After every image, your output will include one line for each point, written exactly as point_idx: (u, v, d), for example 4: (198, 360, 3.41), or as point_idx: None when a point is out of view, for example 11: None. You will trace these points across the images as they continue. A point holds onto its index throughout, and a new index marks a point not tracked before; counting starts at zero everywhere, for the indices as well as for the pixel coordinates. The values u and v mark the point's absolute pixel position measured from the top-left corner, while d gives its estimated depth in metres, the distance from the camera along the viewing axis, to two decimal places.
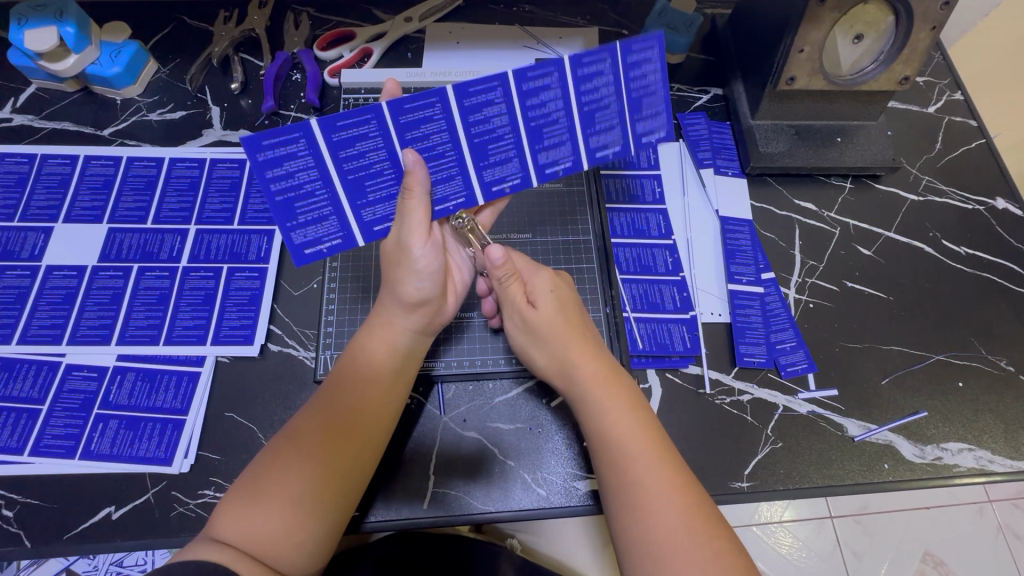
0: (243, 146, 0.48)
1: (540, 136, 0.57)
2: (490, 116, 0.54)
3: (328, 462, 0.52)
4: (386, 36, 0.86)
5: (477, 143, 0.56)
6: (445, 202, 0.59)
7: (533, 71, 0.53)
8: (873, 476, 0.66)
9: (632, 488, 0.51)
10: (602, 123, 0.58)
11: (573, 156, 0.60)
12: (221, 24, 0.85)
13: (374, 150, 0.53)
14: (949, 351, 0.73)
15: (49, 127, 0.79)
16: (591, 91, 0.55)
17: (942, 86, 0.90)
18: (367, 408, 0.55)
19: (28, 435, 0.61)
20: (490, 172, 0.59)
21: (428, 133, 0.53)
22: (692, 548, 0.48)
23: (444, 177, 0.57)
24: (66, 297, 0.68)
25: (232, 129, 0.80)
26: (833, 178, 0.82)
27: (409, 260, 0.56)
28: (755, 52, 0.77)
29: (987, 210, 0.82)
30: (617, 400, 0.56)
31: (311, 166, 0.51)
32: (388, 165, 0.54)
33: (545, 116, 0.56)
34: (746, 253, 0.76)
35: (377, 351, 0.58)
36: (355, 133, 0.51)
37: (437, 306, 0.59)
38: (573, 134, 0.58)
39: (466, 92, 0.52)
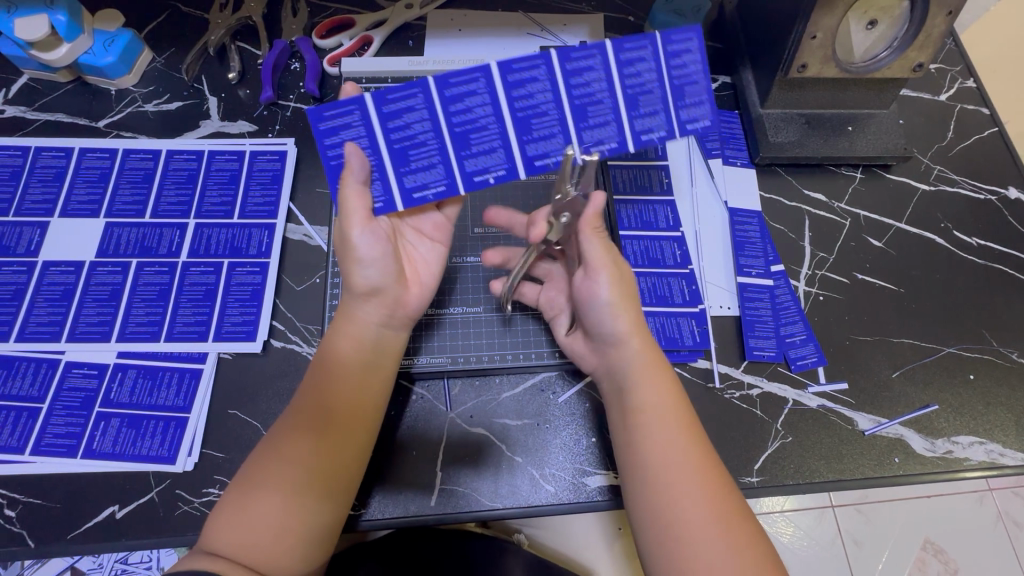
0: (307, 116, 0.53)
1: (584, 115, 0.55)
2: (534, 92, 0.54)
3: (314, 467, 0.51)
4: (386, 23, 0.84)
5: (519, 118, 0.55)
6: (483, 173, 0.57)
7: (631, 42, 0.53)
8: (883, 470, 0.65)
9: (672, 479, 0.52)
10: (645, 107, 0.56)
11: (617, 138, 0.56)
12: (217, 11, 0.83)
13: (421, 121, 0.54)
14: (961, 343, 0.72)
15: (43, 118, 0.77)
16: (633, 75, 0.54)
17: (954, 73, 0.88)
18: (348, 409, 0.55)
19: (29, 434, 0.61)
20: (534, 147, 0.56)
21: (472, 107, 0.54)
22: (714, 538, 0.48)
23: (486, 148, 0.56)
24: (64, 293, 0.67)
25: (230, 120, 0.78)
26: (844, 168, 0.81)
27: (354, 250, 0.56)
28: (765, 39, 0.75)
29: (999, 200, 0.80)
30: (659, 387, 0.56)
31: (363, 135, 0.54)
32: (432, 136, 0.55)
33: (588, 95, 0.54)
34: (755, 245, 0.75)
35: (344, 346, 0.56)
36: (402, 106, 0.53)
37: (391, 293, 0.58)
38: (621, 115, 0.56)
39: (511, 68, 0.52)
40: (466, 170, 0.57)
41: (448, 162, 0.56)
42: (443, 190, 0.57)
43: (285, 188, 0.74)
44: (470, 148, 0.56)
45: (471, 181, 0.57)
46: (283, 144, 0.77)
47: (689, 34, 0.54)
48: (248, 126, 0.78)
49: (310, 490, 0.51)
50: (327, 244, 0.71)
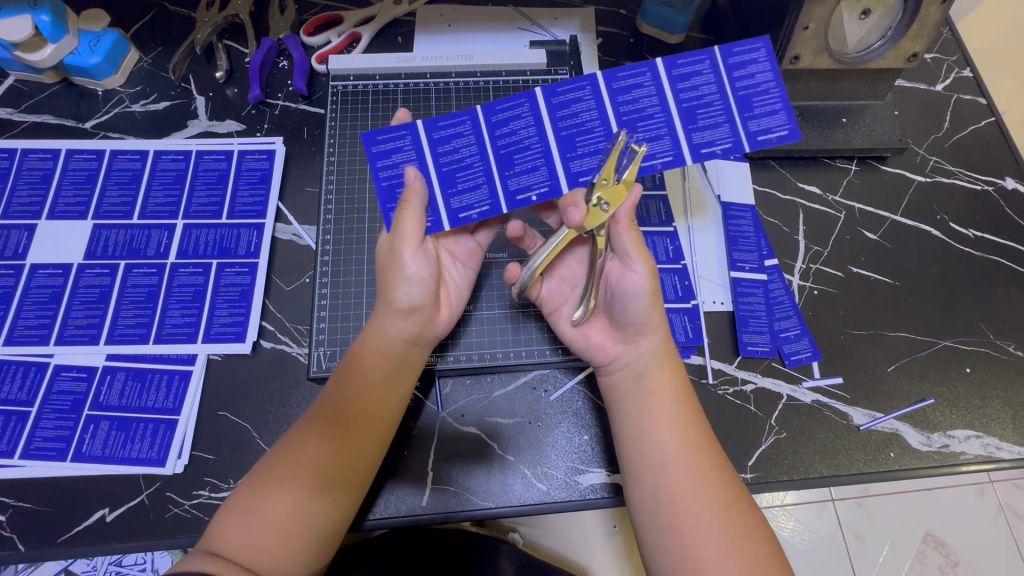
0: (362, 140, 0.56)
1: (632, 129, 0.56)
2: (580, 112, 0.56)
3: (323, 471, 0.52)
4: (375, 20, 0.83)
5: (565, 136, 0.57)
6: (525, 192, 0.57)
7: (624, 71, 0.56)
8: (878, 465, 0.65)
9: (674, 459, 0.52)
10: (705, 119, 0.55)
11: (673, 151, 0.56)
12: (204, 10, 0.82)
13: (468, 145, 0.57)
14: (957, 336, 0.71)
15: (30, 120, 0.76)
16: (689, 88, 0.56)
17: (950, 62, 0.87)
18: (367, 415, 0.55)
19: (19, 438, 0.60)
20: (577, 163, 0.57)
21: (517, 129, 0.56)
22: (717, 527, 0.49)
23: (530, 167, 0.57)
24: (52, 296, 0.66)
25: (218, 119, 0.78)
26: (839, 160, 0.80)
27: (400, 267, 0.57)
28: (757, 30, 0.74)
29: (995, 191, 0.79)
30: (665, 380, 0.57)
31: (413, 157, 0.57)
32: (479, 159, 0.57)
33: (639, 111, 0.56)
34: (748, 239, 0.74)
35: (371, 358, 0.57)
36: (452, 132, 0.57)
37: (428, 314, 0.59)
38: (675, 128, 0.56)
39: (555, 92, 0.56)
40: (510, 189, 0.57)
41: (493, 183, 0.57)
42: (486, 211, 0.57)
43: (274, 187, 0.74)
44: (514, 167, 0.57)
45: (515, 200, 0.57)
46: (272, 143, 0.76)
47: (755, 44, 0.55)
48: (236, 125, 0.77)
49: (318, 492, 0.51)
50: (316, 243, 0.71)
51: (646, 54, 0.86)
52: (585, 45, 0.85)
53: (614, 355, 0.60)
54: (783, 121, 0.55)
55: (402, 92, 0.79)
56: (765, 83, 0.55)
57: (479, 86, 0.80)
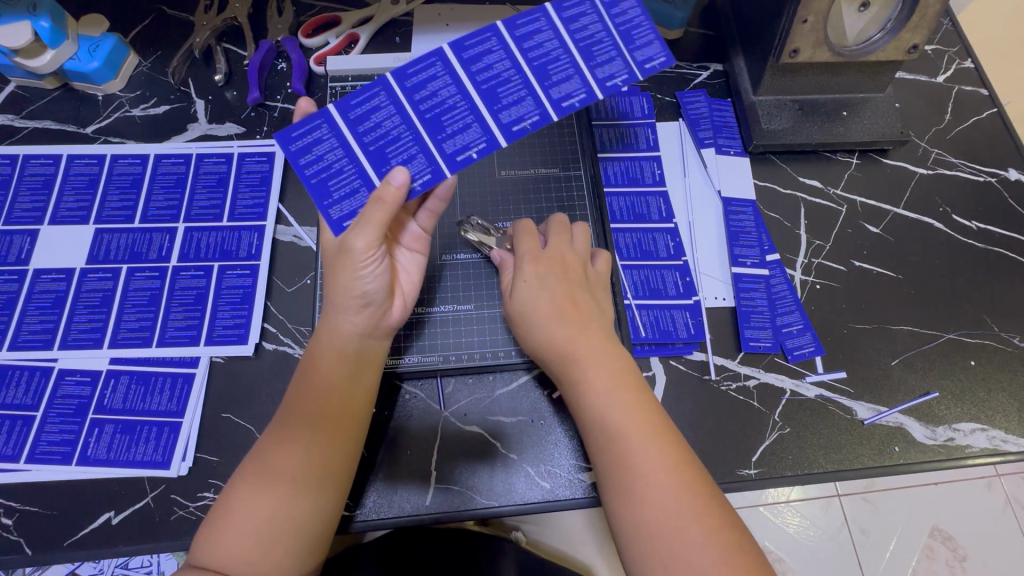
0: (277, 139, 0.52)
1: (546, 74, 0.55)
2: (491, 63, 0.55)
3: (298, 478, 0.52)
4: (372, 20, 0.83)
5: (485, 90, 0.54)
6: (465, 151, 0.54)
7: (521, 18, 0.55)
8: (882, 459, 0.65)
9: (626, 471, 0.51)
10: (602, 55, 0.55)
11: (587, 88, 0.55)
12: (202, 13, 0.82)
13: (388, 118, 0.54)
14: (961, 329, 0.71)
15: (31, 126, 0.77)
16: (580, 28, 0.55)
17: (952, 54, 0.87)
18: (336, 414, 0.55)
19: (24, 442, 0.61)
20: (506, 114, 0.54)
21: (436, 91, 0.54)
22: (683, 533, 0.47)
23: (460, 127, 0.54)
24: (55, 301, 0.67)
25: (218, 122, 0.78)
26: (839, 154, 0.80)
27: (351, 262, 0.54)
28: (756, 24, 0.74)
29: (998, 182, 0.79)
30: (601, 386, 0.55)
31: (338, 146, 0.53)
32: (405, 129, 0.54)
33: (545, 55, 0.55)
34: (749, 234, 0.74)
35: (328, 359, 0.56)
36: (368, 109, 0.54)
37: (382, 308, 0.58)
38: (580, 67, 0.55)
39: (462, 47, 0.54)
40: (446, 152, 0.54)
41: (427, 150, 0.54)
42: (429, 178, 0.54)
43: (274, 189, 0.74)
44: (445, 130, 0.54)
45: (455, 161, 0.54)
46: (271, 145, 0.76)
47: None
48: (236, 128, 0.77)
49: (295, 499, 0.51)
50: (316, 244, 0.71)
51: None
52: None
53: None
54: (661, 49, 0.56)
55: None
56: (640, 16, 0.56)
57: None
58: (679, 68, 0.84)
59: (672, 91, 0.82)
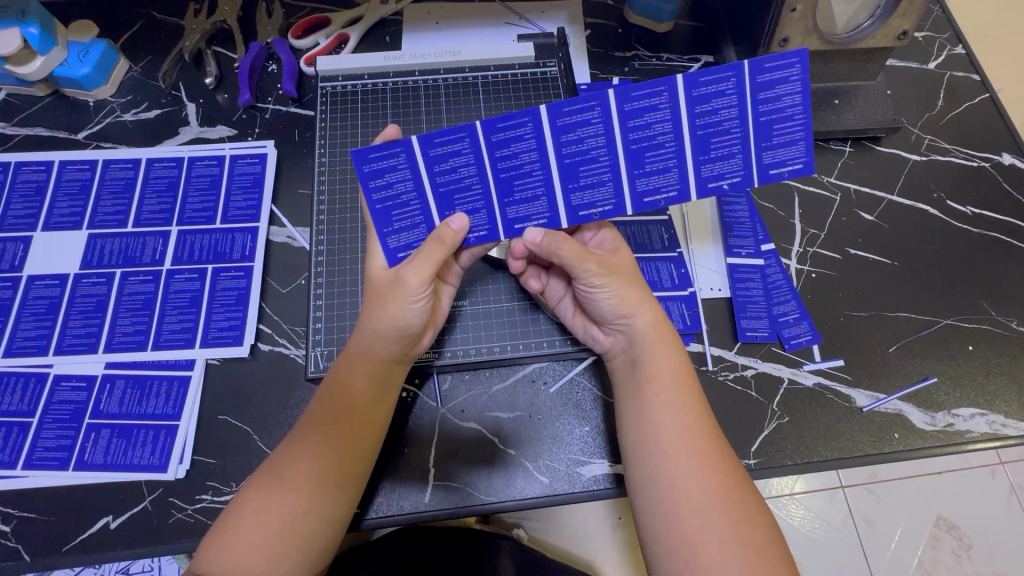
0: (352, 157, 0.51)
1: (640, 161, 0.52)
2: (585, 137, 0.51)
3: (312, 493, 0.51)
4: (362, 20, 0.84)
5: (567, 164, 0.53)
6: (523, 221, 0.56)
7: (638, 91, 0.49)
8: (883, 447, 0.64)
9: (665, 445, 0.52)
10: (717, 150, 0.51)
11: (678, 184, 0.53)
12: (192, 17, 0.82)
13: (466, 165, 0.53)
14: (959, 314, 0.70)
15: (22, 133, 0.77)
16: (709, 112, 0.49)
17: (942, 40, 0.87)
18: (355, 432, 0.55)
19: (20, 449, 0.60)
20: (579, 196, 0.54)
21: (519, 152, 0.52)
22: (711, 511, 0.49)
23: (529, 196, 0.55)
24: (50, 306, 0.67)
25: (209, 125, 0.78)
26: (832, 143, 0.80)
27: (401, 296, 0.55)
28: (745, 16, 0.75)
29: (992, 167, 0.79)
30: (667, 366, 0.56)
31: (410, 178, 0.53)
32: (479, 181, 0.54)
33: (648, 140, 0.51)
34: (744, 225, 0.74)
35: (357, 380, 0.56)
36: (450, 150, 0.52)
37: (417, 340, 0.59)
38: (686, 160, 0.52)
39: (561, 111, 0.50)
40: (507, 218, 0.56)
41: (490, 207, 0.55)
42: (484, 235, 0.57)
43: (267, 190, 0.74)
44: (514, 195, 0.55)
45: (513, 228, 0.57)
46: (263, 147, 0.76)
47: (790, 59, 0.47)
48: (228, 131, 0.77)
49: (307, 514, 0.51)
50: (310, 244, 0.71)
51: (635, 44, 0.86)
52: (573, 38, 0.85)
53: (609, 343, 0.62)
54: (800, 153, 0.51)
55: (391, 91, 0.78)
56: (791, 107, 0.49)
57: (468, 82, 0.80)
58: (669, 61, 0.85)
59: None
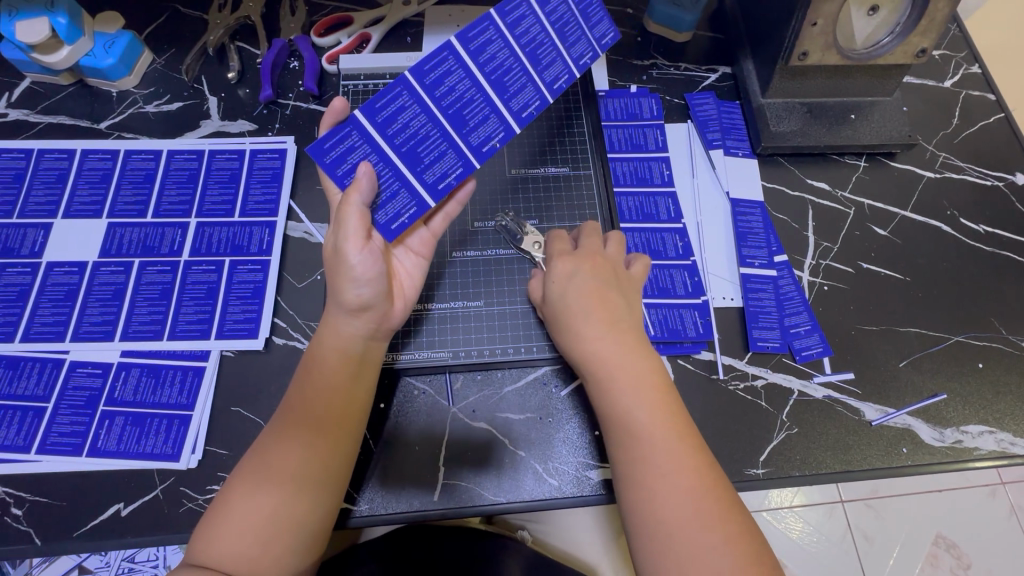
0: (311, 154, 0.53)
1: (537, 58, 0.58)
2: (493, 53, 0.56)
3: (301, 474, 0.52)
4: (384, 21, 0.85)
5: (494, 80, 0.56)
6: (488, 142, 0.59)
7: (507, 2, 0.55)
8: (891, 461, 0.65)
9: (647, 463, 0.52)
10: (574, 35, 0.60)
11: (567, 70, 0.61)
12: (216, 12, 0.83)
13: (415, 118, 0.54)
14: (970, 332, 0.71)
15: (46, 121, 0.77)
16: (552, 12, 0.58)
17: (959, 59, 0.87)
18: (336, 417, 0.55)
19: (35, 433, 0.61)
20: (515, 102, 0.58)
21: (453, 86, 0.55)
22: (696, 521, 0.49)
23: (480, 119, 0.57)
24: (68, 293, 0.67)
25: (230, 119, 0.78)
26: (847, 157, 0.80)
27: (347, 267, 0.55)
28: (765, 29, 0.76)
29: (1006, 186, 0.79)
30: (636, 381, 0.56)
31: (370, 152, 0.55)
32: (432, 126, 0.55)
33: (535, 40, 0.57)
34: (757, 236, 0.74)
35: (331, 359, 0.56)
36: (392, 109, 0.54)
37: (381, 309, 0.58)
38: (561, 50, 0.60)
39: (467, 37, 0.54)
40: (472, 145, 0.58)
41: (455, 145, 0.57)
42: (461, 172, 0.59)
43: (285, 185, 0.74)
44: (468, 124, 0.57)
45: (481, 152, 0.59)
46: (283, 142, 0.77)
47: None
48: (248, 125, 0.78)
49: (295, 498, 0.51)
50: None
51: (654, 53, 0.86)
52: None
53: None
54: (608, 28, 0.62)
55: None
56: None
57: None
58: (687, 70, 0.85)
59: (681, 93, 0.83)
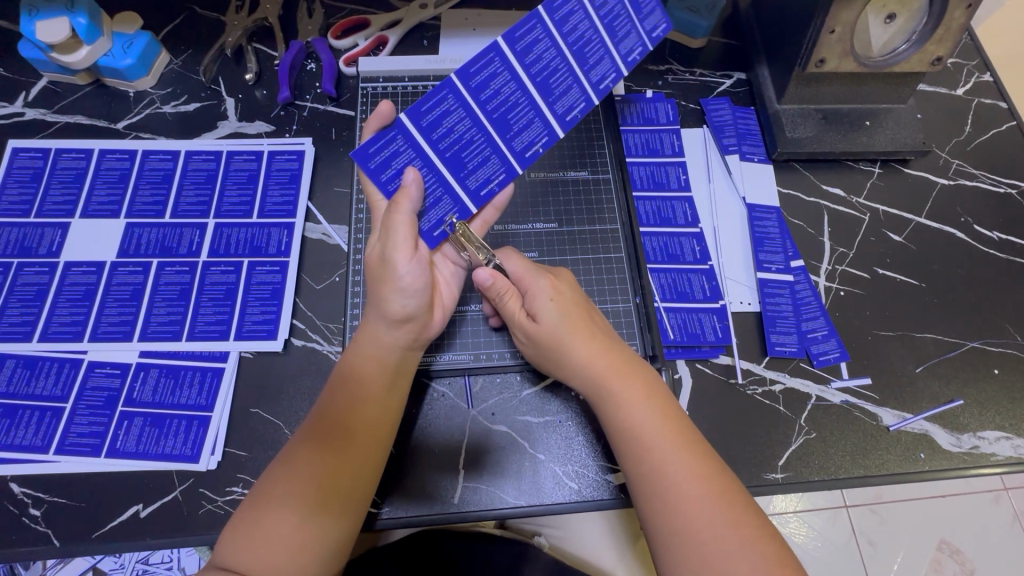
0: (355, 160, 0.55)
1: (584, 57, 0.57)
2: (540, 53, 0.55)
3: (329, 481, 0.52)
4: (401, 23, 0.85)
5: (539, 82, 0.56)
6: (532, 147, 0.59)
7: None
8: (908, 466, 0.65)
9: (662, 480, 0.52)
10: (622, 29, 0.57)
11: (615, 69, 0.58)
12: (233, 13, 0.83)
13: (459, 122, 0.55)
14: (985, 338, 0.71)
15: (63, 120, 0.77)
16: (602, 3, 0.55)
17: (970, 67, 0.88)
18: (368, 423, 0.55)
19: (53, 433, 0.61)
20: (561, 103, 0.58)
21: (498, 89, 0.55)
22: (726, 534, 0.48)
23: (525, 123, 0.58)
24: (86, 293, 0.67)
25: (247, 120, 0.79)
26: (862, 163, 0.81)
27: (393, 276, 0.55)
28: (781, 36, 0.77)
29: (1018, 193, 0.80)
30: (639, 392, 0.56)
31: (414, 157, 0.56)
32: (476, 131, 0.56)
33: (582, 37, 0.56)
34: (774, 241, 0.74)
35: (366, 366, 0.57)
36: (438, 113, 0.55)
37: (423, 321, 0.58)
38: (609, 46, 0.57)
39: (514, 37, 0.54)
40: (516, 150, 0.59)
41: (498, 150, 0.58)
42: (504, 177, 0.60)
43: (303, 187, 0.74)
44: (512, 128, 0.57)
45: (525, 157, 0.59)
46: (301, 143, 0.77)
47: None
48: (266, 127, 0.78)
49: (325, 504, 0.51)
50: (347, 243, 0.71)
51: (669, 58, 0.87)
52: None
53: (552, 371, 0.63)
54: (660, 18, 0.58)
55: None
56: None
57: None
58: (702, 76, 0.86)
59: (696, 98, 0.84)
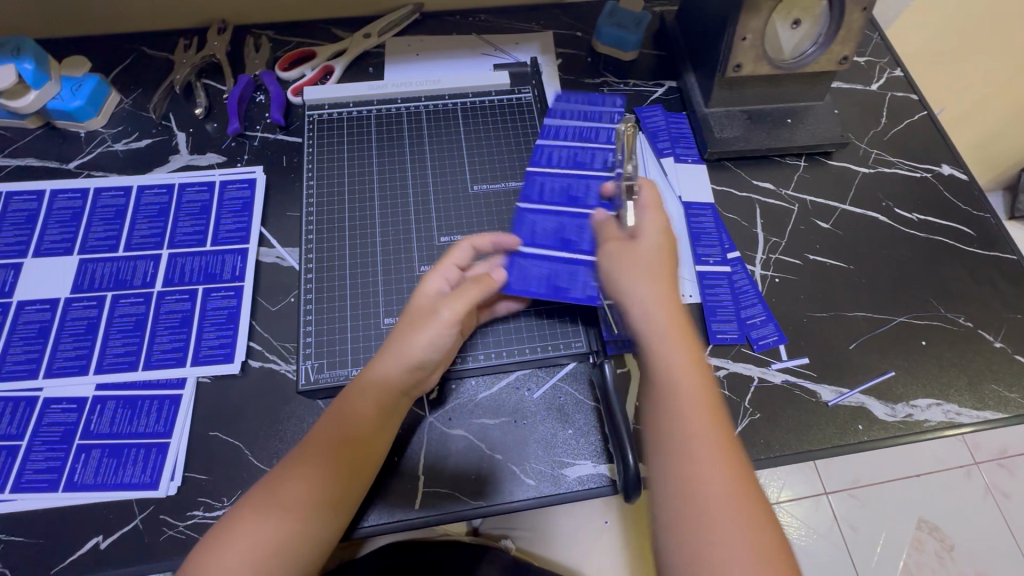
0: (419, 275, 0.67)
1: (581, 161, 0.76)
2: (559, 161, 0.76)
3: (311, 507, 0.53)
4: (346, 53, 0.89)
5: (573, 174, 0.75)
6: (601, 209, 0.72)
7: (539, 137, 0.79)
8: (848, 438, 0.68)
9: (685, 448, 0.48)
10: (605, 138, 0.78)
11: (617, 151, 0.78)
12: (182, 52, 0.87)
13: (548, 221, 0.71)
14: (912, 313, 0.76)
15: (14, 164, 0.79)
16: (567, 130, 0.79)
17: (882, 64, 0.95)
18: (358, 453, 0.56)
19: (9, 472, 0.61)
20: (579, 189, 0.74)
21: (554, 187, 0.74)
22: (738, 515, 0.45)
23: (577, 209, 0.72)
24: (40, 331, 0.68)
25: (199, 153, 0.81)
26: (789, 158, 0.86)
27: (428, 326, 0.60)
28: (703, 45, 0.82)
29: (933, 177, 0.86)
30: (687, 353, 0.53)
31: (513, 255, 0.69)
32: (558, 221, 0.71)
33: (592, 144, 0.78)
34: (711, 235, 0.79)
35: (367, 405, 0.57)
36: (530, 221, 0.72)
37: (429, 372, 0.62)
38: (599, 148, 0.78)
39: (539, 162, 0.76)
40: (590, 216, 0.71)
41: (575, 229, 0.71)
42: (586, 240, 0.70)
43: (256, 214, 0.76)
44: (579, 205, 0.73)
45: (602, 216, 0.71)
46: (252, 172, 0.79)
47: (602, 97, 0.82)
48: (217, 158, 0.81)
49: (302, 529, 0.52)
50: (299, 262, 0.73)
51: (604, 71, 0.92)
52: (546, 66, 0.91)
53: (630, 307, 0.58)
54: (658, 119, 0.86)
55: (375, 118, 0.82)
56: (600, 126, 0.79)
57: (446, 108, 0.83)
58: (636, 86, 0.91)
59: (631, 108, 0.89)
